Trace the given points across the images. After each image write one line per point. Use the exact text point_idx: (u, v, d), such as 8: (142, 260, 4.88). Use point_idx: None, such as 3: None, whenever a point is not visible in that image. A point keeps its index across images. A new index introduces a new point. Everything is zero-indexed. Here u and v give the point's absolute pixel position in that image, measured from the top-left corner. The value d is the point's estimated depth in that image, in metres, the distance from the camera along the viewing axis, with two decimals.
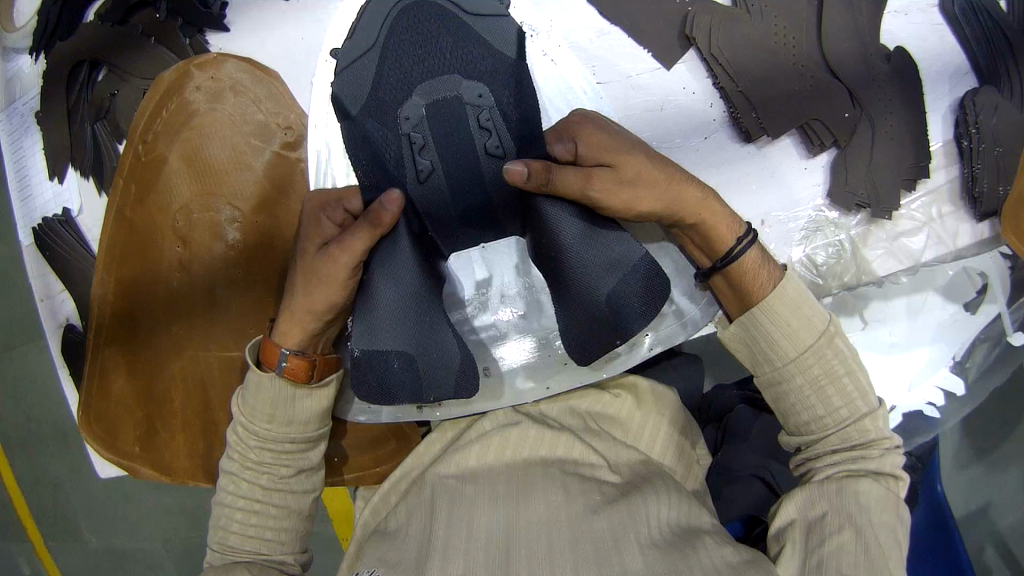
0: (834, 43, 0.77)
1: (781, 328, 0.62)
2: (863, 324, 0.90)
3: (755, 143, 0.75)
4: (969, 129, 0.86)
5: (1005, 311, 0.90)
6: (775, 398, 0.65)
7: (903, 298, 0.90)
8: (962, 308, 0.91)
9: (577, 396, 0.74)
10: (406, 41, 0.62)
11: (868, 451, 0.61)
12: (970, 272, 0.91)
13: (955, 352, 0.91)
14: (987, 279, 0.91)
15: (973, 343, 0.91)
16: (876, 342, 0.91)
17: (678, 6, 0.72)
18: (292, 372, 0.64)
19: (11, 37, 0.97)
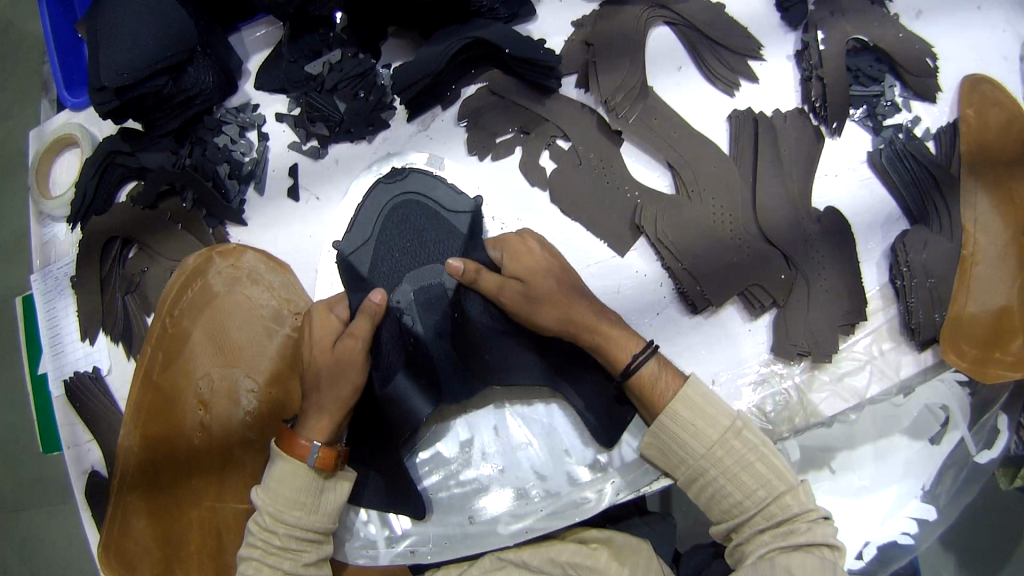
0: (768, 214, 0.88)
1: (688, 428, 0.72)
2: (833, 472, 1.10)
3: (702, 313, 0.86)
4: (901, 271, 0.96)
5: (966, 435, 1.10)
6: (700, 492, 0.74)
7: (868, 446, 1.10)
8: (926, 443, 1.10)
9: (556, 547, 0.81)
10: (397, 233, 0.80)
11: (795, 526, 0.70)
12: (929, 409, 1.10)
13: (923, 483, 1.10)
14: (948, 412, 1.11)
15: (939, 472, 1.10)
16: (848, 487, 1.10)
17: (630, 198, 0.84)
18: (321, 461, 0.72)
19: (47, 205, 1.06)
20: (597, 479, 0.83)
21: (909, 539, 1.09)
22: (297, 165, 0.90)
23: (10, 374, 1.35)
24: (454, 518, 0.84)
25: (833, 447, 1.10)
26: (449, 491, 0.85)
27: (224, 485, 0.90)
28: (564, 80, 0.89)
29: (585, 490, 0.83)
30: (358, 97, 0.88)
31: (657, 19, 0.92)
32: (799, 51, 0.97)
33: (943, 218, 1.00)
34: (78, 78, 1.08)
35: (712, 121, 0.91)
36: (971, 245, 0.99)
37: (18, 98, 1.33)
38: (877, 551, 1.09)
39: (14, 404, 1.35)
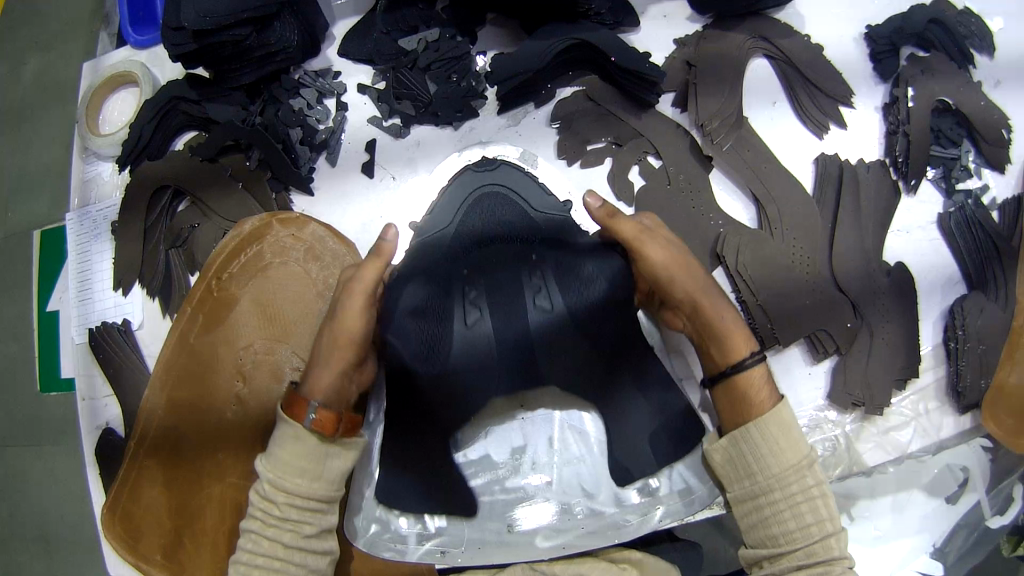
0: (842, 260, 0.88)
1: (770, 445, 0.67)
2: (850, 519, 1.07)
3: (768, 350, 0.85)
4: (956, 333, 0.97)
5: (982, 498, 1.08)
6: (750, 513, 0.69)
7: (888, 496, 1.07)
8: (944, 501, 1.08)
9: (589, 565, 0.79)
10: (478, 216, 0.78)
11: (832, 568, 0.64)
12: (952, 468, 1.08)
13: (935, 540, 1.08)
14: (968, 474, 1.08)
15: (951, 531, 1.08)
16: (863, 535, 1.07)
17: (713, 226, 0.83)
18: (319, 424, 0.67)
19: (95, 143, 1.00)
20: (645, 503, 0.80)
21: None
22: (375, 141, 0.86)
23: (16, 311, 1.28)
24: (493, 524, 0.82)
25: (856, 495, 1.06)
26: (492, 496, 0.84)
27: (252, 461, 0.86)
28: (662, 97, 0.88)
29: (628, 513, 0.80)
30: (450, 81, 0.85)
31: (758, 50, 0.91)
32: (888, 103, 0.97)
33: (1004, 287, 0.99)
34: (146, 16, 1.03)
35: (799, 160, 0.91)
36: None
37: (65, 25, 1.27)
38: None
39: (16, 343, 1.28)
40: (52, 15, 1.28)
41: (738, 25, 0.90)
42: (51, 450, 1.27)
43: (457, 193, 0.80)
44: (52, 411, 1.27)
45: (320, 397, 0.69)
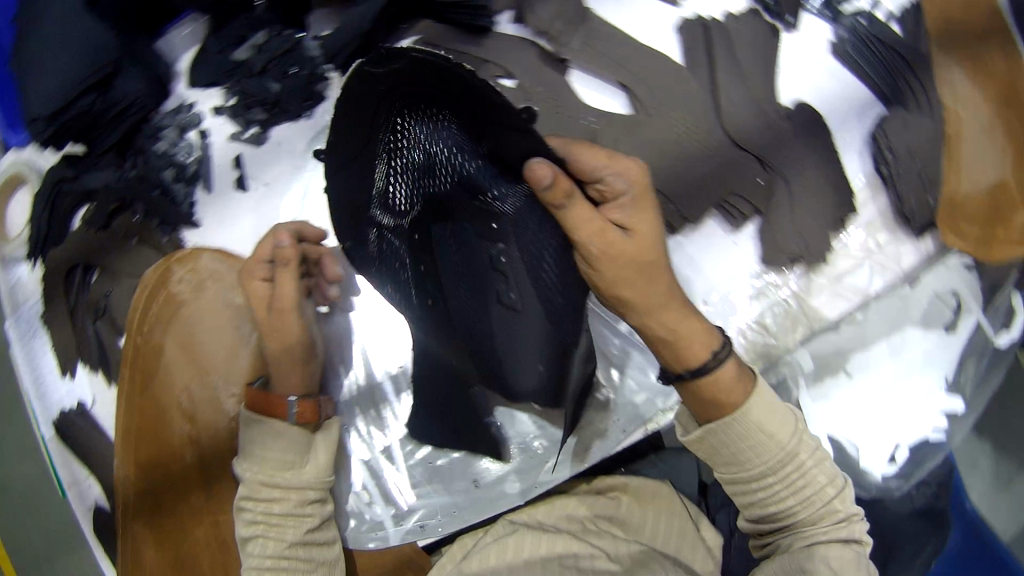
0: (732, 118, 0.84)
1: (756, 432, 0.64)
2: (848, 375, 0.98)
3: (680, 232, 0.84)
4: (884, 157, 0.92)
5: (982, 320, 0.99)
6: (741, 492, 0.67)
7: (882, 341, 0.97)
8: (942, 331, 0.98)
9: (569, 501, 0.79)
10: (432, 176, 0.64)
11: (839, 529, 0.65)
12: (943, 295, 0.97)
13: (947, 374, 1.00)
14: (959, 296, 0.98)
15: (960, 360, 1.00)
16: (867, 387, 0.98)
17: (586, 125, 0.81)
18: (305, 415, 0.74)
19: (7, 247, 1.04)
20: (599, 419, 0.80)
21: (941, 437, 1.00)
22: (241, 156, 0.87)
23: None
24: (458, 483, 0.81)
25: (846, 348, 0.97)
26: (444, 456, 0.81)
27: (221, 492, 0.88)
28: (498, 18, 0.85)
29: (586, 432, 0.80)
30: (291, 74, 0.86)
31: None
32: None
33: (924, 93, 0.92)
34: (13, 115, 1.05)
35: (661, 34, 0.87)
36: (955, 121, 0.91)
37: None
38: (910, 454, 0.99)
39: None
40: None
41: None
42: None
43: (390, 133, 0.63)
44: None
45: (298, 392, 0.76)
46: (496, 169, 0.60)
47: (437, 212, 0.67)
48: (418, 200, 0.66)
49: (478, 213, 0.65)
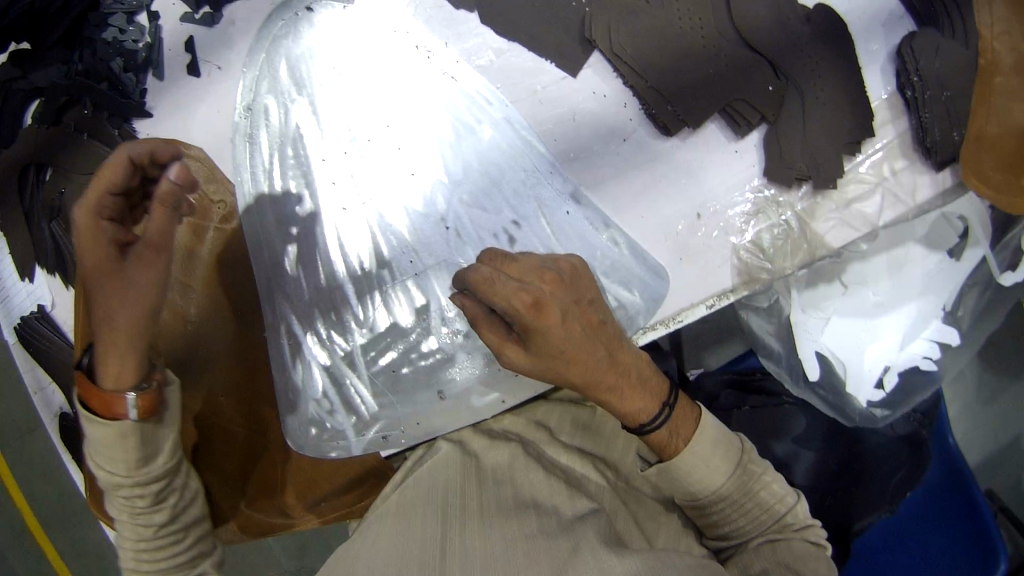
0: (746, 16, 0.75)
1: (700, 471, 0.67)
2: (844, 289, 0.86)
3: (678, 136, 0.73)
4: (911, 78, 0.81)
5: (989, 254, 0.90)
6: None
7: (881, 256, 0.86)
8: (946, 256, 0.90)
9: (533, 409, 0.79)
10: (525, 141, 0.70)
11: None
12: (948, 217, 0.90)
13: (945, 303, 0.91)
14: (968, 223, 0.90)
15: (961, 290, 0.92)
16: (861, 306, 0.87)
17: (576, 8, 0.72)
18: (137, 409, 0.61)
19: None
20: None
21: (931, 365, 0.90)
22: (193, 37, 0.77)
23: None
24: (422, 395, 0.74)
25: (853, 257, 0.85)
26: (419, 358, 0.73)
27: (220, 413, 0.77)
28: None
29: None
30: None
31: None
32: None
33: (952, 18, 0.86)
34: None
35: None
36: (989, 53, 0.85)
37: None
38: (896, 377, 0.89)
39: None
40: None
41: None
42: None
43: (578, 85, 0.71)
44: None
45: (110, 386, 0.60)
46: (609, 142, 0.71)
47: (506, 160, 0.70)
48: (565, 148, 0.71)
49: (553, 174, 0.70)
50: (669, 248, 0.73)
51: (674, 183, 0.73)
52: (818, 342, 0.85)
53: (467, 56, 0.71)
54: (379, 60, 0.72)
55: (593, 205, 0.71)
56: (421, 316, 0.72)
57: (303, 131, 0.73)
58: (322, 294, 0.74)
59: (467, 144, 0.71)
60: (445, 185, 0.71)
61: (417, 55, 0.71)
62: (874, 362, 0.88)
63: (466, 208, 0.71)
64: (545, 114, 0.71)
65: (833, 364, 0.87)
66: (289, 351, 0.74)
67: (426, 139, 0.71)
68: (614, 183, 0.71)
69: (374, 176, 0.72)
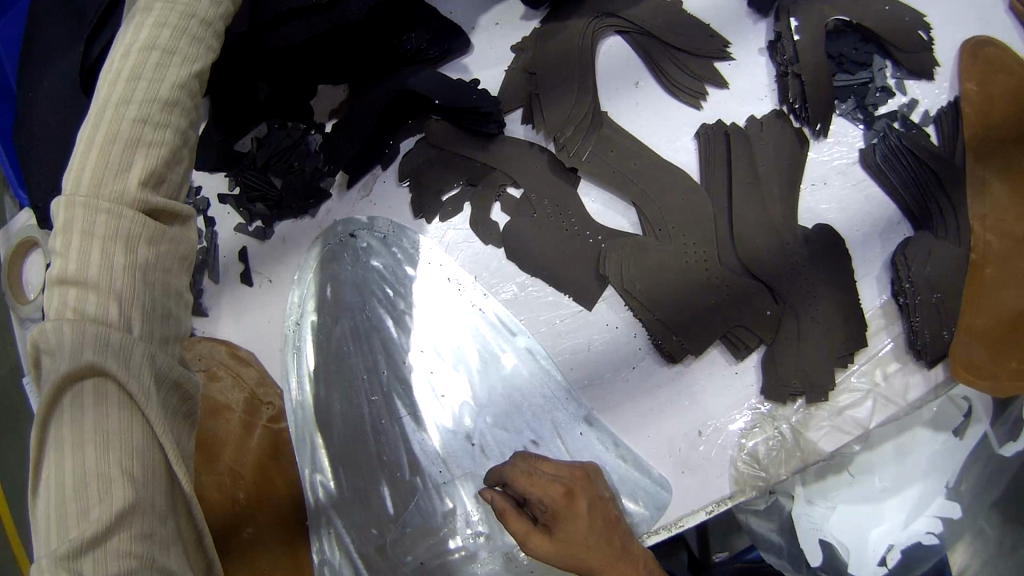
0: (747, 246, 0.80)
1: None
2: (851, 476, 0.96)
3: (682, 361, 0.80)
4: (904, 286, 0.85)
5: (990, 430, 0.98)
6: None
7: (885, 444, 0.96)
8: (951, 436, 0.98)
9: None
10: (545, 369, 0.79)
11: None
12: (953, 400, 0.97)
13: (950, 480, 0.98)
14: (970, 403, 0.97)
15: (964, 469, 0.98)
16: (868, 490, 0.96)
17: (592, 244, 0.79)
18: None
19: (25, 309, 1.03)
20: None
21: (933, 539, 0.98)
22: (246, 249, 0.86)
23: None
24: None
25: (853, 455, 0.95)
26: (443, 554, 0.82)
27: None
28: (508, 118, 0.83)
29: None
30: (292, 169, 0.83)
31: (607, 30, 0.84)
32: (772, 42, 0.87)
33: (946, 218, 0.88)
34: (8, 142, 1.01)
35: (677, 141, 0.83)
36: (981, 247, 0.87)
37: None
38: (899, 554, 0.96)
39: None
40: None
41: (577, 10, 0.83)
42: None
43: (592, 317, 0.79)
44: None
45: None
46: (619, 367, 0.79)
47: (529, 386, 0.79)
48: (579, 375, 0.79)
49: (570, 397, 0.79)
50: (672, 462, 0.81)
51: (680, 404, 0.80)
52: (822, 529, 0.95)
53: (492, 288, 0.79)
54: (413, 287, 0.80)
55: (603, 426, 0.79)
56: (446, 516, 0.82)
57: (344, 348, 0.81)
58: (359, 491, 0.83)
59: (493, 369, 0.79)
60: (472, 405, 0.80)
61: (450, 286, 0.79)
62: (878, 541, 0.96)
63: (490, 428, 0.80)
64: (563, 344, 0.79)
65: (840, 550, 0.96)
66: (330, 538, 0.84)
67: (456, 364, 0.79)
68: (625, 407, 0.79)
69: (407, 392, 0.80)
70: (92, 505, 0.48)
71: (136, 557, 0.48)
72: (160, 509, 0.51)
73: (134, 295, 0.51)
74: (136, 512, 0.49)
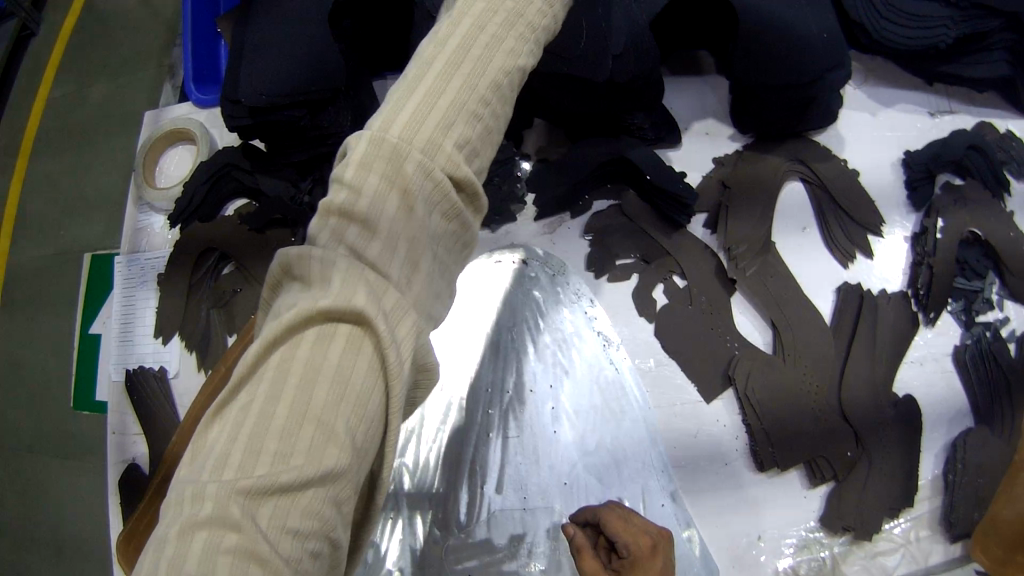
0: (851, 393, 0.90)
1: None
2: None
3: (766, 471, 0.87)
4: (956, 466, 0.97)
5: None
6: None
7: None
8: None
9: None
10: (652, 438, 0.85)
11: None
12: None
13: None
14: None
15: None
16: None
17: (729, 348, 0.87)
18: None
19: (150, 195, 1.02)
20: None
21: None
22: None
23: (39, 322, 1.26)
24: None
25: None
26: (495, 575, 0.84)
27: None
28: (693, 217, 0.92)
29: None
30: (493, 184, 0.89)
31: (794, 175, 0.95)
32: (917, 233, 0.99)
33: (1006, 421, 0.99)
34: (207, 43, 1.07)
35: (820, 287, 0.93)
36: None
37: (145, 56, 1.34)
38: None
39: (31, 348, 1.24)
40: (139, 31, 1.37)
41: (777, 148, 0.95)
42: (36, 464, 1.19)
43: (706, 409, 0.86)
44: (49, 427, 1.20)
45: None
46: (714, 456, 0.86)
47: (632, 449, 0.85)
48: (677, 453, 0.86)
49: (665, 468, 0.85)
50: (728, 558, 0.87)
51: (754, 507, 0.88)
52: None
53: (631, 352, 0.86)
54: (563, 325, 0.87)
55: (683, 504, 0.85)
56: (512, 538, 0.84)
57: (480, 356, 0.86)
58: (437, 489, 0.85)
59: (607, 423, 0.85)
60: (576, 448, 0.85)
61: (596, 339, 0.86)
62: None
63: (585, 473, 0.85)
64: (673, 422, 0.86)
65: None
66: (390, 527, 0.85)
67: (576, 408, 0.85)
68: (709, 498, 0.86)
69: (523, 416, 0.85)
70: (300, 450, 0.41)
71: (319, 520, 0.41)
72: (359, 478, 0.43)
73: (423, 264, 0.46)
74: (340, 478, 0.41)
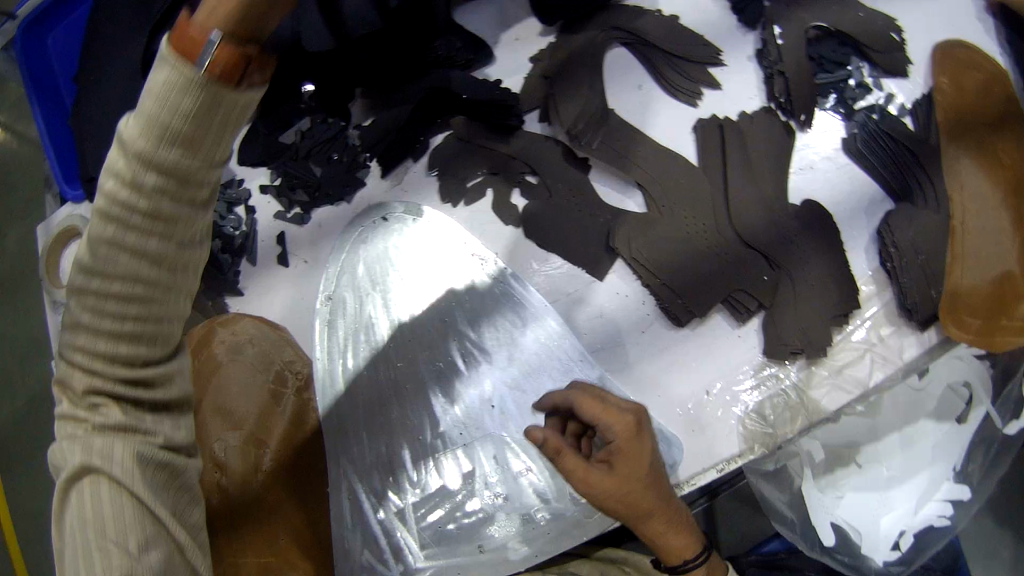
0: (742, 218, 0.86)
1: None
2: (859, 466, 1.05)
3: (688, 325, 0.85)
4: (889, 251, 0.92)
5: (989, 411, 1.08)
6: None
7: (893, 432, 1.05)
8: (954, 423, 1.08)
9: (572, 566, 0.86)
10: (560, 335, 0.84)
11: None
12: (955, 387, 1.08)
13: (953, 462, 1.07)
14: (970, 389, 1.08)
15: (966, 449, 1.08)
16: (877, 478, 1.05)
17: (603, 222, 0.85)
18: None
19: (57, 293, 1.07)
20: None
21: (944, 521, 1.07)
22: (285, 234, 0.92)
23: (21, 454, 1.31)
24: (464, 549, 0.84)
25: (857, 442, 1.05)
26: (461, 517, 0.85)
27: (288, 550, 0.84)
28: (526, 116, 0.89)
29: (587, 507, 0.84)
30: (331, 160, 0.91)
31: (613, 40, 0.94)
32: (760, 49, 0.97)
33: (927, 192, 0.96)
34: (59, 143, 1.12)
35: (678, 133, 0.90)
36: (958, 214, 0.94)
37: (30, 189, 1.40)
38: (912, 539, 1.06)
39: (27, 487, 1.29)
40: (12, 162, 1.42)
41: (589, 21, 0.93)
42: None
43: (603, 287, 0.85)
44: None
45: None
46: (628, 330, 0.84)
47: (545, 351, 0.84)
48: (590, 340, 0.84)
49: (585, 358, 0.83)
50: (682, 423, 0.84)
51: (689, 365, 0.85)
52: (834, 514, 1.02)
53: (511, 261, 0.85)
54: (438, 261, 0.86)
55: (616, 387, 0.83)
56: (465, 477, 0.85)
57: (372, 320, 0.87)
58: (380, 458, 0.86)
59: (513, 336, 0.85)
60: (493, 371, 0.85)
61: (474, 261, 0.85)
62: (890, 526, 1.05)
63: (510, 391, 0.85)
64: (576, 312, 0.85)
65: (850, 535, 1.03)
66: (349, 514, 0.86)
67: (480, 334, 0.85)
68: (640, 368, 0.84)
69: (432, 360, 0.86)
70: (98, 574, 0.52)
71: None
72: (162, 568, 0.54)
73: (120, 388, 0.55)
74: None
